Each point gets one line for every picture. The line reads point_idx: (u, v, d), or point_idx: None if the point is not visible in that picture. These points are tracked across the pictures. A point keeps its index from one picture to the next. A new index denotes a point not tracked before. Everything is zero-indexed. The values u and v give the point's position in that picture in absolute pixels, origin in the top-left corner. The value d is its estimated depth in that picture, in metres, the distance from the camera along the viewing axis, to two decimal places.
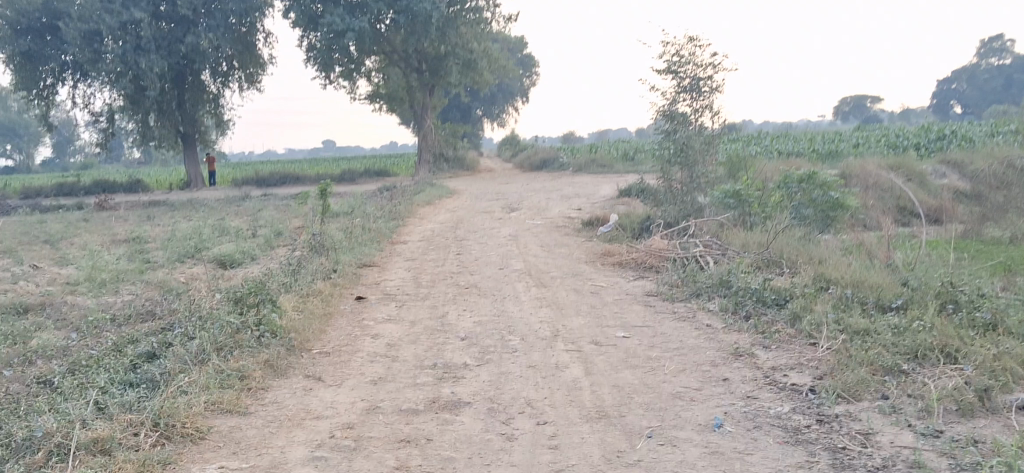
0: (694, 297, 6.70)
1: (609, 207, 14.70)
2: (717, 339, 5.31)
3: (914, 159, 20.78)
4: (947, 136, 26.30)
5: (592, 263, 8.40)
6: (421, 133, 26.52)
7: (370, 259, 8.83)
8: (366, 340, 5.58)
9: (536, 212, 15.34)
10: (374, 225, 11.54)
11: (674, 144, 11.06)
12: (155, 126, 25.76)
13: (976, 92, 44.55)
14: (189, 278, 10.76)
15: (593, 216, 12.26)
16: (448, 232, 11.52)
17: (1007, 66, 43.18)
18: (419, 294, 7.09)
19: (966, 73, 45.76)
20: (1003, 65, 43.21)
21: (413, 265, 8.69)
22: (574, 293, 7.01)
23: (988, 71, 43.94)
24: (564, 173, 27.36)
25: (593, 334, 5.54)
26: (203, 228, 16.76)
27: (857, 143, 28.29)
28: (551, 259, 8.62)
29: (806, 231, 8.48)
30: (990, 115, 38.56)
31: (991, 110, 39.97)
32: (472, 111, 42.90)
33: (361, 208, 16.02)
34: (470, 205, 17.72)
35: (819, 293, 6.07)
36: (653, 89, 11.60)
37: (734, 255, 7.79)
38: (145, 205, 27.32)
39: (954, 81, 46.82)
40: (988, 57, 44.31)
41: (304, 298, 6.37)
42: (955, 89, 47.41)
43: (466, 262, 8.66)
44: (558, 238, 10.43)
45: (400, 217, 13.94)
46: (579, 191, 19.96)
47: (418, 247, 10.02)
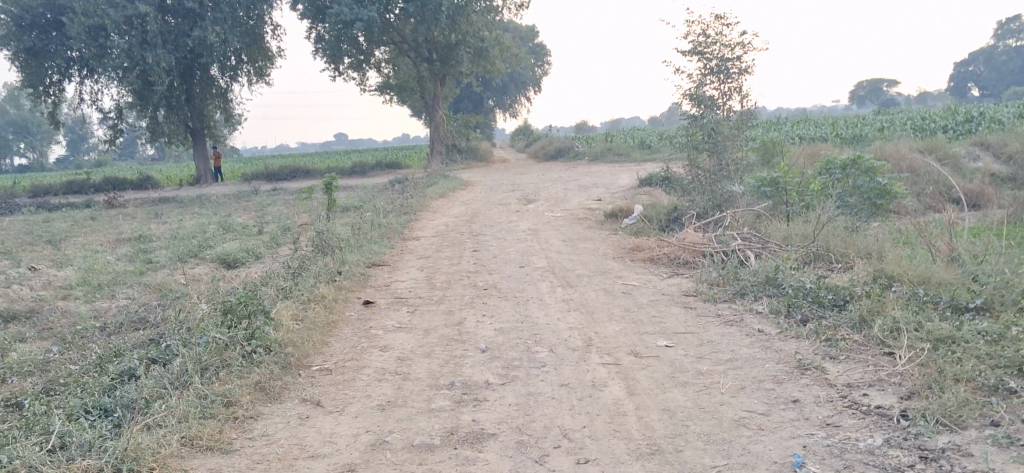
0: (738, 296, 6.03)
1: (630, 197, 14.00)
2: (775, 348, 4.64)
3: (945, 142, 19.98)
4: (976, 118, 25.44)
5: (620, 259, 7.74)
6: (434, 124, 25.86)
7: (380, 258, 8.20)
8: (374, 353, 4.95)
9: (555, 203, 14.70)
10: (385, 220, 10.91)
11: (702, 130, 10.37)
12: (163, 122, 25.25)
13: (994, 73, 43.62)
14: (190, 280, 10.14)
15: (616, 207, 11.58)
16: (464, 226, 10.87)
17: None
18: (433, 297, 6.44)
19: (983, 54, 45.03)
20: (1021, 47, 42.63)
21: (426, 263, 8.05)
22: (603, 294, 6.36)
23: (1006, 53, 43.34)
24: (581, 162, 26.66)
25: (631, 344, 4.88)
26: (210, 226, 16.16)
27: (881, 127, 27.46)
28: (576, 255, 7.96)
29: (852, 219, 7.79)
30: (1011, 97, 37.86)
31: (1012, 92, 39.32)
32: (484, 101, 42.21)
33: (371, 203, 15.38)
34: (485, 197, 17.06)
35: (883, 291, 5.39)
36: (678, 72, 10.91)
37: (777, 248, 7.10)
38: (155, 202, 26.82)
39: (971, 63, 45.98)
40: (1005, 38, 43.68)
41: (305, 304, 5.75)
42: (972, 71, 46.47)
43: (483, 259, 8.01)
44: (581, 231, 9.76)
45: (412, 210, 13.31)
46: (597, 181, 19.27)
47: (432, 243, 9.38)
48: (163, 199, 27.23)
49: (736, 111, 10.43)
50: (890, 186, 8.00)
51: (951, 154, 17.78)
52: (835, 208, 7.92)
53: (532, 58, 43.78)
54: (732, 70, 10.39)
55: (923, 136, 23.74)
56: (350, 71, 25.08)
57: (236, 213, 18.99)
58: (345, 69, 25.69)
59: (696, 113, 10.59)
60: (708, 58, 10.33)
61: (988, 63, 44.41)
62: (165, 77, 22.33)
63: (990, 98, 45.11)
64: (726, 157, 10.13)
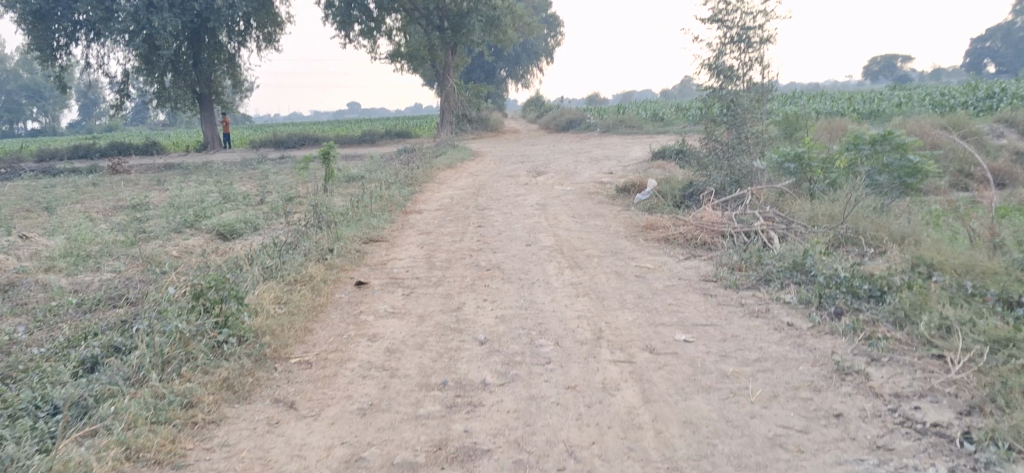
0: (762, 282, 5.52)
1: (644, 171, 13.45)
2: (809, 346, 4.13)
3: (969, 118, 19.33)
4: (998, 94, 24.70)
5: (634, 238, 7.21)
6: (443, 93, 25.25)
7: (378, 233, 7.69)
8: (361, 344, 4.47)
9: (565, 176, 14.18)
10: (387, 192, 10.40)
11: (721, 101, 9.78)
12: (169, 87, 24.87)
13: (1012, 49, 42.75)
14: (182, 252, 9.65)
15: (630, 182, 11.03)
16: (470, 200, 10.35)
17: None
18: (431, 278, 5.95)
19: (1001, 30, 44.09)
20: None
21: (427, 240, 7.54)
22: (615, 277, 5.84)
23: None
24: (593, 134, 26.07)
25: (646, 337, 4.39)
26: (210, 195, 15.66)
27: (901, 101, 26.74)
28: (587, 234, 7.43)
29: (881, 198, 7.20)
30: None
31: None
32: (494, 71, 41.54)
33: (376, 173, 14.88)
34: (493, 169, 16.52)
35: (925, 281, 4.86)
36: (698, 41, 10.32)
37: (804, 230, 6.57)
38: (160, 168, 26.36)
39: (988, 39, 45.09)
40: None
41: (288, 287, 5.26)
42: (989, 48, 45.59)
43: (487, 236, 7.49)
44: (593, 207, 9.23)
45: (416, 182, 12.79)
46: (609, 153, 18.72)
47: (435, 217, 8.87)
48: (168, 166, 26.77)
49: (758, 81, 9.83)
50: (924, 164, 7.44)
51: (976, 131, 17.13)
52: (865, 186, 7.37)
53: (546, 28, 43.03)
54: (755, 38, 9.78)
55: (944, 112, 23.07)
56: (359, 38, 24.50)
57: (239, 181, 18.53)
58: (354, 36, 25.11)
59: (715, 83, 10.01)
60: (728, 26, 9.79)
61: (1005, 39, 43.49)
62: (171, 42, 21.67)
63: (1006, 74, 44.27)
64: (747, 131, 9.56)
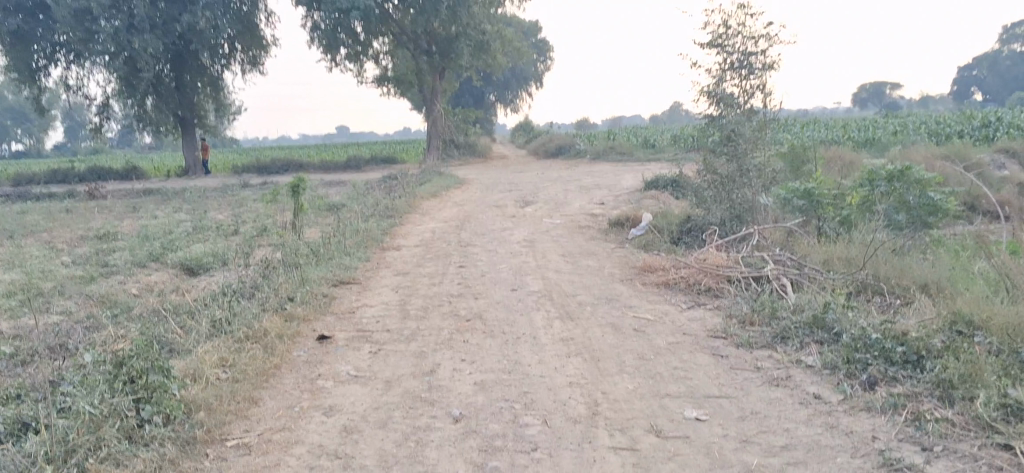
0: (778, 340, 4.89)
1: (637, 203, 12.86)
2: (843, 429, 3.49)
3: (968, 147, 18.82)
4: (994, 123, 24.25)
5: (630, 282, 6.58)
6: (430, 119, 24.64)
7: (351, 274, 7.04)
8: (314, 420, 3.79)
9: (555, 207, 13.56)
10: (364, 225, 9.72)
11: (721, 131, 9.19)
12: (151, 110, 24.25)
13: (999, 78, 42.53)
14: (141, 289, 8.96)
15: (623, 215, 10.42)
16: (453, 234, 9.72)
17: None
18: (403, 331, 5.28)
19: (988, 58, 43.80)
20: None
21: (404, 283, 6.89)
22: (611, 332, 5.19)
23: (1011, 57, 42.08)
24: (582, 161, 25.51)
25: (650, 414, 3.74)
26: (183, 225, 14.94)
27: (896, 130, 26.27)
28: (579, 277, 6.79)
29: (900, 240, 6.62)
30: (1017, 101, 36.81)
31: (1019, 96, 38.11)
32: (483, 96, 41.05)
33: (358, 203, 14.24)
34: (479, 198, 15.89)
35: (968, 343, 4.23)
36: (697, 67, 9.74)
37: (819, 276, 5.94)
38: (138, 194, 25.61)
39: (977, 66, 44.81)
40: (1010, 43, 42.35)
41: (237, 346, 4.58)
42: (977, 76, 45.34)
43: (469, 279, 6.85)
44: (584, 244, 8.60)
45: (398, 212, 12.12)
46: (600, 182, 18.13)
47: (415, 255, 8.23)
48: (146, 191, 26.03)
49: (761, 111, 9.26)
50: (945, 203, 6.81)
51: (977, 161, 16.64)
52: (882, 227, 6.76)
53: (535, 53, 42.61)
54: (757, 65, 9.20)
55: (939, 141, 22.60)
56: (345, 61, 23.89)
57: (216, 208, 17.86)
58: (341, 60, 24.51)
59: (714, 112, 9.43)
60: (729, 51, 9.20)
61: (991, 68, 43.27)
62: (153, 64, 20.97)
63: (994, 103, 43.99)
64: (749, 163, 8.97)
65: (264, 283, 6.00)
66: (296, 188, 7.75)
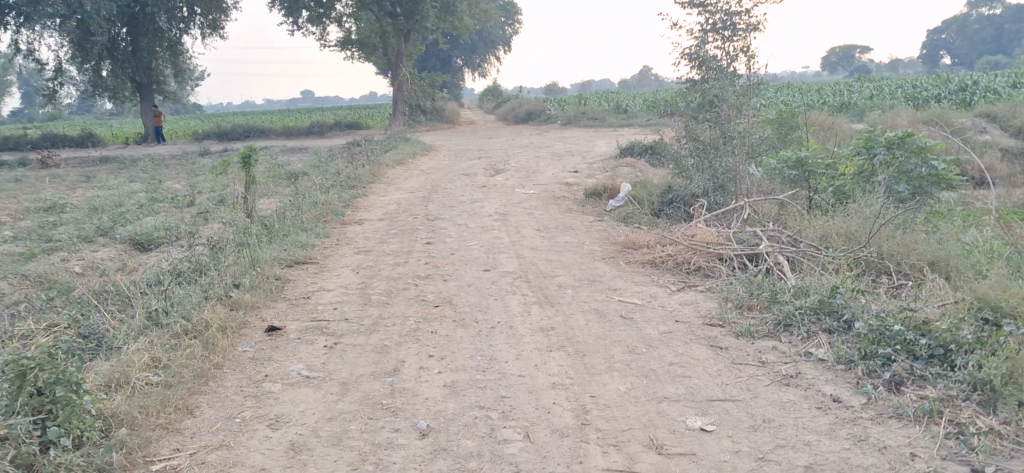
0: (781, 328, 4.41)
1: (612, 172, 12.35)
2: (874, 443, 3.01)
3: (947, 112, 18.48)
4: (970, 87, 23.97)
5: (613, 261, 6.06)
6: (397, 83, 23.87)
7: (308, 254, 6.45)
8: (256, 436, 3.23)
9: (526, 175, 13.02)
10: (324, 197, 9.11)
11: (703, 97, 8.66)
12: (106, 76, 23.21)
13: (966, 42, 42.41)
14: (84, 268, 8.29)
15: (600, 185, 9.90)
16: (420, 206, 9.14)
17: (998, 17, 41.55)
18: (364, 321, 4.74)
19: (956, 22, 43.92)
20: (994, 16, 41.61)
21: (366, 262, 6.32)
22: (595, 321, 4.68)
23: (978, 21, 42.46)
24: (553, 126, 24.93)
25: (648, 424, 3.23)
26: (136, 196, 14.19)
27: (871, 94, 25.93)
28: (557, 255, 6.26)
29: (901, 214, 6.17)
30: (981, 64, 37.15)
31: (988, 60, 38.02)
32: (450, 60, 40.24)
33: (320, 171, 13.58)
34: (448, 166, 15.31)
35: (999, 334, 3.77)
36: (677, 28, 9.19)
37: (819, 254, 5.46)
38: (93, 162, 24.67)
39: (944, 31, 44.74)
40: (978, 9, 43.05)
41: (172, 340, 4.00)
42: (946, 40, 45.26)
43: (437, 257, 6.30)
44: (560, 217, 8.07)
45: (361, 182, 11.50)
46: (571, 148, 17.60)
47: (379, 230, 7.65)
48: (103, 159, 25.10)
49: (745, 76, 8.72)
50: (948, 173, 6.38)
51: (959, 126, 16.31)
52: (883, 199, 6.31)
53: (504, 17, 41.81)
54: (740, 26, 8.66)
55: (916, 106, 22.28)
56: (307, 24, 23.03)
57: (172, 178, 17.10)
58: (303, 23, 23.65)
59: (695, 76, 8.89)
60: (712, 12, 8.66)
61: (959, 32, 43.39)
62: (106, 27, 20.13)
63: (962, 66, 43.90)
64: (734, 130, 8.44)
65: (209, 266, 5.40)
66: (248, 159, 7.11)
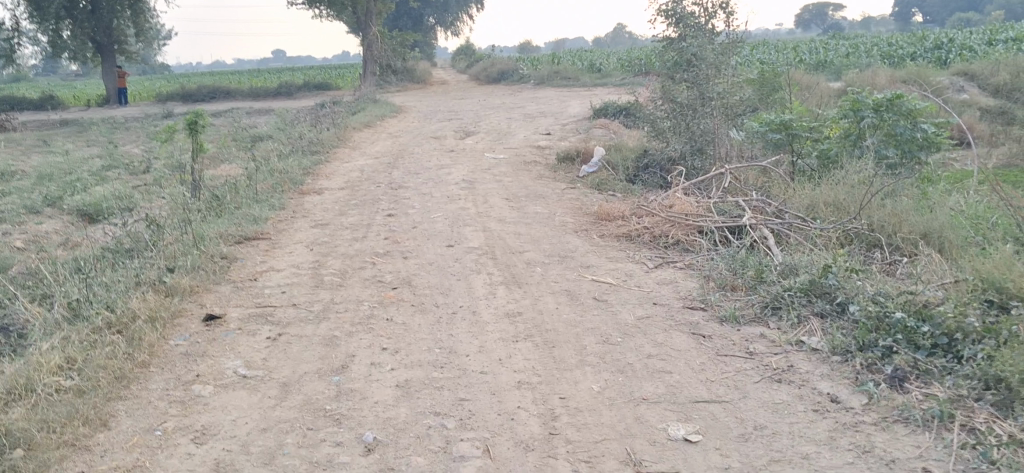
0: (769, 311, 4.04)
1: (587, 134, 11.93)
2: (880, 456, 2.64)
3: (926, 70, 18.14)
4: (946, 45, 23.68)
5: (586, 234, 5.66)
6: (366, 42, 23.19)
7: (259, 228, 5.99)
8: (177, 454, 2.81)
9: (497, 138, 12.57)
10: (283, 164, 8.63)
11: (680, 56, 8.23)
12: (66, 37, 22.22)
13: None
14: (25, 242, 7.79)
15: (573, 149, 9.49)
16: (384, 173, 8.68)
17: None
18: (313, 307, 4.32)
19: None
20: None
21: (322, 236, 5.88)
22: (566, 304, 4.30)
23: None
24: (526, 86, 24.41)
25: (625, 434, 2.84)
26: (91, 162, 13.60)
27: (847, 52, 25.57)
28: (526, 228, 5.84)
29: (890, 180, 5.82)
30: (952, 21, 36.92)
31: (961, 17, 37.75)
32: (422, 18, 39.45)
33: (284, 136, 13.06)
34: (417, 129, 14.80)
35: (1009, 320, 3.41)
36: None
37: (805, 226, 5.10)
38: (53, 125, 23.88)
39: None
40: None
41: (91, 335, 3.56)
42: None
43: (398, 231, 5.87)
44: (531, 185, 7.64)
45: (324, 147, 11.01)
46: (544, 109, 17.13)
47: (339, 201, 7.20)
48: (62, 122, 24.31)
49: (724, 33, 8.29)
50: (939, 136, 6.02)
51: (937, 85, 16.00)
52: (871, 165, 5.95)
53: None
54: None
55: (892, 64, 21.96)
56: None
57: (131, 142, 16.47)
58: None
59: (672, 34, 8.45)
60: None
61: None
62: None
63: (934, 24, 43.67)
64: (714, 91, 8.02)
65: (146, 248, 4.96)
66: (194, 126, 6.60)
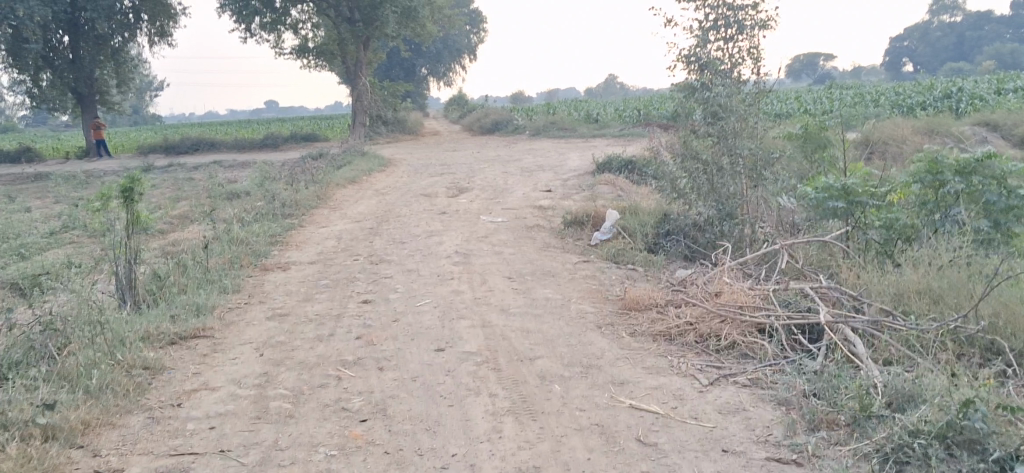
0: (893, 471, 2.85)
1: (593, 193, 10.78)
2: None
3: (944, 119, 17.09)
4: (955, 94, 22.71)
5: (612, 330, 4.48)
6: (355, 93, 22.09)
7: (199, 323, 4.77)
8: None
9: (492, 196, 11.44)
10: (247, 233, 7.44)
11: (705, 107, 7.11)
12: (45, 86, 21.16)
13: (929, 48, 41.10)
14: None
15: (581, 212, 8.34)
16: (365, 242, 7.50)
17: (960, 24, 40.31)
18: (249, 457, 3.10)
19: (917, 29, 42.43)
20: (955, 23, 40.38)
21: (281, 333, 4.68)
22: (602, 451, 3.08)
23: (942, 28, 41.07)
24: (520, 137, 23.37)
25: None
26: (49, 223, 12.38)
27: (852, 100, 24.60)
28: (534, 322, 4.64)
29: (991, 259, 4.65)
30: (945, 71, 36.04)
31: (956, 65, 36.83)
32: (415, 68, 38.52)
33: (261, 194, 11.91)
34: (406, 185, 13.65)
35: None
36: (671, 26, 7.67)
37: (902, 326, 3.93)
38: (26, 178, 22.66)
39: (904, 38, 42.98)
40: (940, 15, 41.90)
41: None
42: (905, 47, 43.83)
43: (375, 327, 4.66)
44: (537, 257, 6.48)
45: (300, 209, 9.82)
46: (542, 162, 16.02)
47: (307, 280, 6.01)
48: (36, 175, 23.12)
49: (751, 81, 7.22)
50: None
51: (959, 135, 14.95)
52: (965, 242, 4.78)
53: (469, 25, 40.15)
54: (747, 21, 7.08)
55: (900, 114, 20.94)
56: (260, 31, 21.33)
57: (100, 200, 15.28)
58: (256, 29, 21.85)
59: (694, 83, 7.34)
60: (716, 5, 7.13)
61: (921, 39, 42.00)
62: (40, 33, 19.07)
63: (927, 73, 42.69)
64: (743, 148, 6.91)
65: (38, 368, 3.74)
66: (128, 196, 5.40)
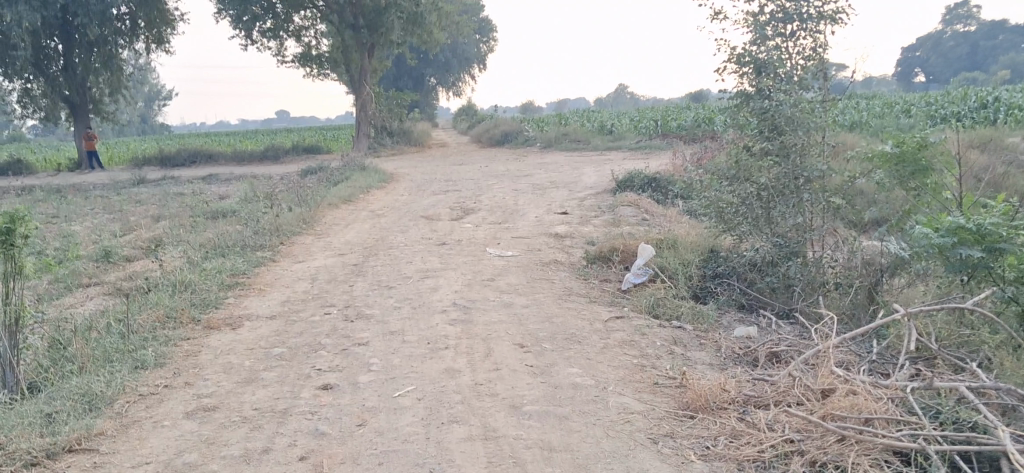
0: None
1: (616, 217, 9.33)
2: None
3: (994, 131, 15.50)
4: (993, 104, 21.03)
5: (674, 449, 3.07)
6: (359, 104, 20.76)
7: (84, 428, 3.40)
8: None
9: (502, 219, 10.06)
10: (198, 275, 6.05)
11: (761, 120, 5.64)
12: (36, 98, 19.73)
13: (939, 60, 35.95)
14: None
15: (607, 245, 6.91)
16: (344, 284, 6.12)
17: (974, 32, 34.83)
18: None
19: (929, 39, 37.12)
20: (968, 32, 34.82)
21: (195, 446, 3.28)
22: None
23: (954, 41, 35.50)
24: (530, 150, 21.97)
25: None
26: None
27: (881, 111, 23.03)
28: (560, 432, 3.22)
29: None
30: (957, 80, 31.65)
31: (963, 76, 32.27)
32: (423, 78, 37.12)
33: (242, 216, 10.52)
34: (407, 204, 12.27)
35: None
36: (719, 21, 6.20)
37: None
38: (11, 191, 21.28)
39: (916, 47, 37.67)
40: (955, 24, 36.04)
41: None
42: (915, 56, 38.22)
43: (329, 439, 3.24)
44: (557, 312, 5.07)
45: (280, 239, 8.43)
46: (555, 178, 14.60)
47: (257, 346, 4.58)
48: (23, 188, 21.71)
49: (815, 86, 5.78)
50: None
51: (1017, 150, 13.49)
52: None
53: (478, 34, 38.66)
54: (811, 13, 5.53)
55: (936, 126, 19.39)
56: (261, 40, 19.93)
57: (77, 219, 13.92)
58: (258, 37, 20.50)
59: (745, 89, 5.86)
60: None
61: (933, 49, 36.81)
62: (27, 42, 17.69)
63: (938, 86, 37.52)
64: (812, 170, 5.49)
65: None
66: (5, 239, 3.95)
